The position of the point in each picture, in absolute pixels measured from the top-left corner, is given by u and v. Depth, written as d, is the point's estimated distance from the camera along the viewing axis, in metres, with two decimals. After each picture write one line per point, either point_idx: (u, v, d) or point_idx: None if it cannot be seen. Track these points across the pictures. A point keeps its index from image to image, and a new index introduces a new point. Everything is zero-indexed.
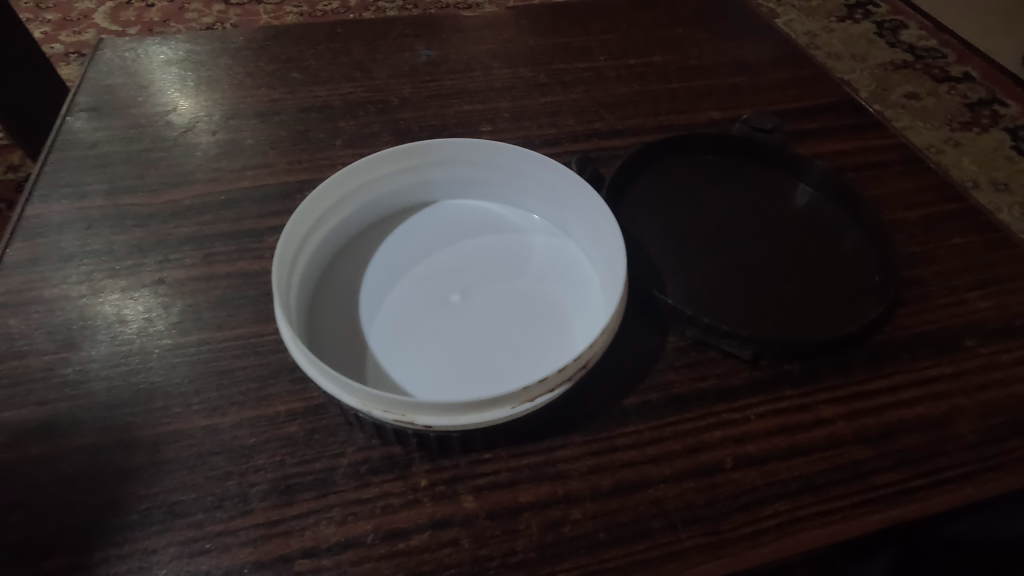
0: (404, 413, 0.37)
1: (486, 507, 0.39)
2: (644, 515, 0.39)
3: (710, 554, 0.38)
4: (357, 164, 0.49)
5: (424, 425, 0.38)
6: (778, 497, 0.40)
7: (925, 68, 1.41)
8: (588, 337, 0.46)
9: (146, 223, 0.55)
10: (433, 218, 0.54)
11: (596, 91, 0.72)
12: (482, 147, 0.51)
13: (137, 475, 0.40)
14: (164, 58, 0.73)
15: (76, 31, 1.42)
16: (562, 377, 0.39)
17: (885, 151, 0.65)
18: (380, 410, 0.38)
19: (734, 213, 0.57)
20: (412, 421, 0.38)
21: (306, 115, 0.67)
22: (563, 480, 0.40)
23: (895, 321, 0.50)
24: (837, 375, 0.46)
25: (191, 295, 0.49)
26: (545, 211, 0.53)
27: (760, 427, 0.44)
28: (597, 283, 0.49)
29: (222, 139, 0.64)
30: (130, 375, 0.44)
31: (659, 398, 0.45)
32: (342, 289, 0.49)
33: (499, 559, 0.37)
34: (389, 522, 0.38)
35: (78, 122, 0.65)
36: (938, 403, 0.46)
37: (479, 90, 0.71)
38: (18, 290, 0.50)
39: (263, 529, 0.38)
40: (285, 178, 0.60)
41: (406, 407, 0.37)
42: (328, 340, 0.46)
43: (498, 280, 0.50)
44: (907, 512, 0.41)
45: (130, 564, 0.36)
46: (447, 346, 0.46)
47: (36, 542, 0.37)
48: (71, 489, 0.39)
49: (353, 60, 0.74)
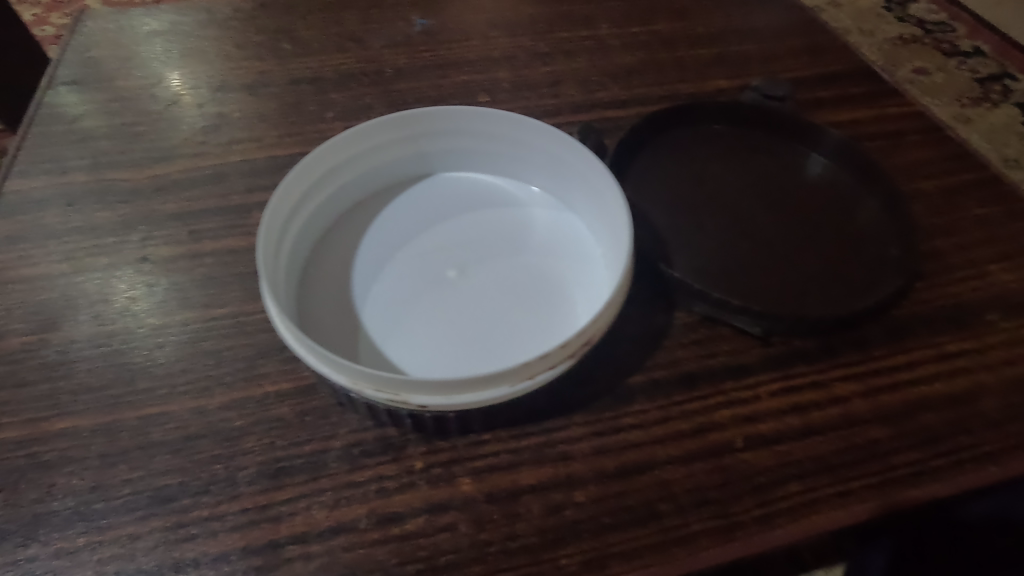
0: (397, 393, 0.36)
1: (485, 490, 0.37)
2: (651, 498, 0.37)
3: (720, 538, 0.36)
4: (348, 133, 0.47)
5: (419, 406, 0.36)
6: (792, 478, 0.39)
7: (935, 42, 1.37)
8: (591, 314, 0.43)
9: (129, 198, 0.53)
10: (430, 192, 0.52)
11: (599, 60, 0.69)
12: (480, 115, 0.48)
13: (121, 458, 0.38)
14: (149, 29, 0.70)
15: (66, 12, 1.39)
16: (564, 355, 0.37)
17: (901, 120, 0.62)
18: (372, 390, 0.36)
19: (744, 185, 0.55)
20: (406, 401, 0.36)
21: (297, 87, 0.65)
22: (565, 462, 0.38)
23: (914, 296, 0.48)
24: (852, 351, 0.44)
25: (176, 273, 0.47)
26: (547, 183, 0.51)
27: (772, 405, 0.42)
28: (601, 257, 0.47)
29: (209, 113, 0.62)
30: (113, 356, 0.42)
31: (667, 375, 0.43)
32: (333, 266, 0.47)
33: (499, 544, 0.35)
34: (384, 506, 0.36)
35: (60, 96, 0.63)
36: (959, 380, 0.43)
37: (476, 60, 0.68)
38: None
39: (251, 514, 0.36)
40: (275, 152, 0.58)
41: (399, 388, 0.35)
42: (319, 318, 0.44)
43: (497, 256, 0.48)
44: (926, 493, 0.39)
45: (112, 551, 0.35)
46: (443, 324, 0.44)
47: (16, 529, 0.36)
48: (52, 474, 0.38)
49: (344, 30, 0.71)
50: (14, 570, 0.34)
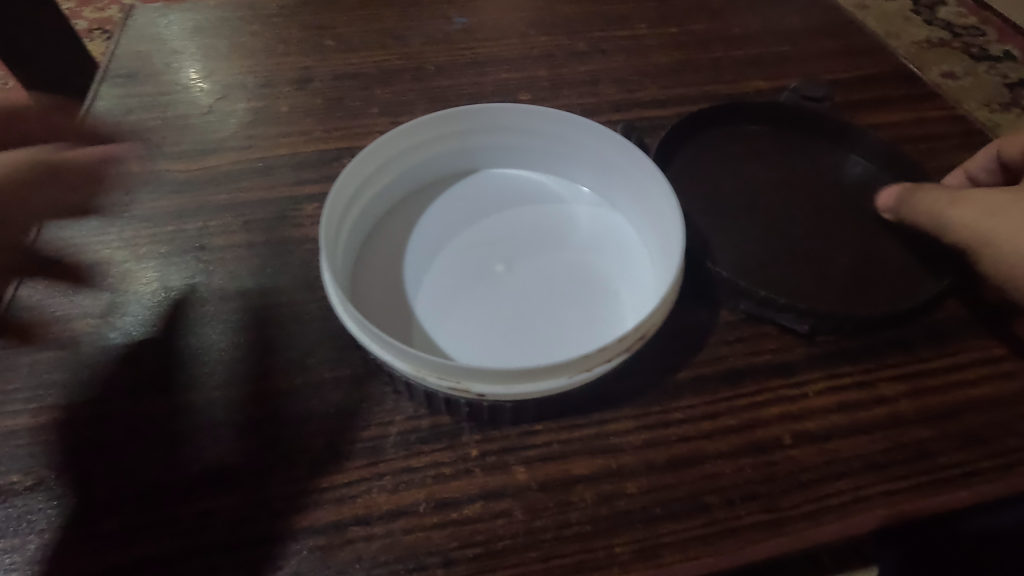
0: (459, 381, 0.36)
1: (538, 479, 0.38)
2: (701, 491, 0.38)
3: (771, 532, 0.37)
4: (401, 129, 0.47)
5: (479, 394, 0.37)
6: (840, 475, 0.39)
7: (965, 45, 1.36)
8: (640, 310, 0.44)
9: (183, 189, 0.54)
10: (475, 188, 0.53)
11: (637, 60, 0.69)
12: (530, 113, 0.49)
13: (188, 439, 0.40)
14: (195, 25, 0.72)
15: (100, 7, 1.42)
16: (621, 348, 0.38)
17: (942, 123, 0.62)
18: (434, 378, 0.36)
19: (788, 185, 0.55)
20: (467, 390, 0.37)
21: (339, 82, 0.66)
22: (616, 454, 0.39)
23: (959, 298, 0.48)
24: (898, 352, 0.45)
25: (232, 262, 0.48)
26: (592, 182, 0.52)
27: (819, 404, 0.42)
28: (647, 255, 0.48)
29: (256, 107, 0.63)
30: (177, 341, 0.44)
31: (713, 371, 0.43)
32: (384, 259, 0.48)
33: (553, 531, 0.36)
34: (440, 492, 0.37)
35: (112, 89, 0.65)
36: (1006, 383, 0.44)
37: (515, 58, 0.69)
38: (60, 255, 0.50)
39: (311, 496, 0.37)
40: (321, 146, 0.59)
41: (459, 377, 0.36)
42: (372, 308, 0.45)
43: (544, 251, 0.48)
44: (974, 493, 0.39)
45: (181, 528, 0.36)
46: (494, 317, 0.45)
47: (89, 505, 0.37)
48: (121, 453, 0.39)
49: (385, 27, 0.72)
50: (89, 544, 0.36)
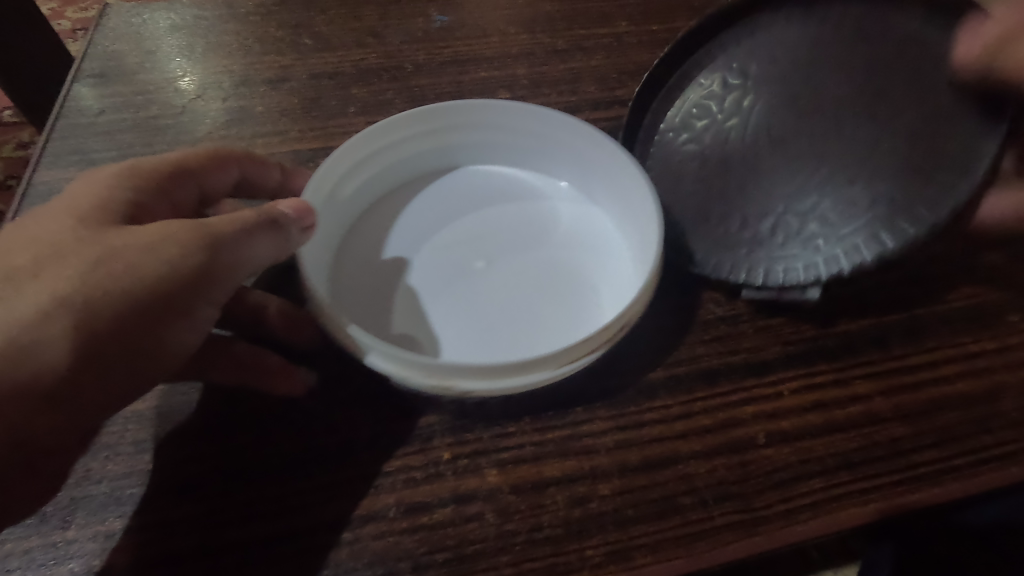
0: (444, 379, 0.36)
1: (511, 482, 0.38)
2: (674, 492, 0.38)
3: (744, 532, 0.36)
4: (372, 129, 0.47)
5: (464, 391, 0.36)
6: (814, 474, 0.39)
7: None
8: (620, 302, 0.44)
9: None
10: (451, 185, 0.52)
11: (618, 57, 0.69)
12: (502, 108, 0.49)
13: (153, 443, 0.39)
14: (170, 24, 0.71)
15: (81, 6, 1.40)
16: (605, 338, 0.38)
17: None
18: (418, 377, 0.36)
19: None
20: (452, 387, 0.36)
21: (317, 81, 0.65)
22: (589, 455, 0.39)
23: (935, 295, 0.48)
24: (873, 350, 0.45)
25: None
26: (569, 175, 0.51)
27: (793, 402, 0.42)
28: (627, 249, 0.48)
29: (232, 107, 0.62)
30: None
31: (688, 371, 0.43)
32: (363, 260, 0.47)
33: (524, 534, 0.36)
34: (411, 496, 0.37)
35: (85, 89, 0.64)
36: (980, 380, 0.44)
37: (495, 56, 0.69)
38: None
39: (279, 503, 0.36)
40: (298, 146, 0.59)
41: (443, 372, 0.36)
42: (353, 311, 0.44)
43: (526, 245, 0.48)
44: (948, 491, 0.39)
45: (146, 536, 0.35)
46: (478, 312, 0.44)
47: (53, 512, 0.36)
48: (87, 459, 0.38)
49: (364, 26, 0.71)
50: (51, 552, 0.35)
